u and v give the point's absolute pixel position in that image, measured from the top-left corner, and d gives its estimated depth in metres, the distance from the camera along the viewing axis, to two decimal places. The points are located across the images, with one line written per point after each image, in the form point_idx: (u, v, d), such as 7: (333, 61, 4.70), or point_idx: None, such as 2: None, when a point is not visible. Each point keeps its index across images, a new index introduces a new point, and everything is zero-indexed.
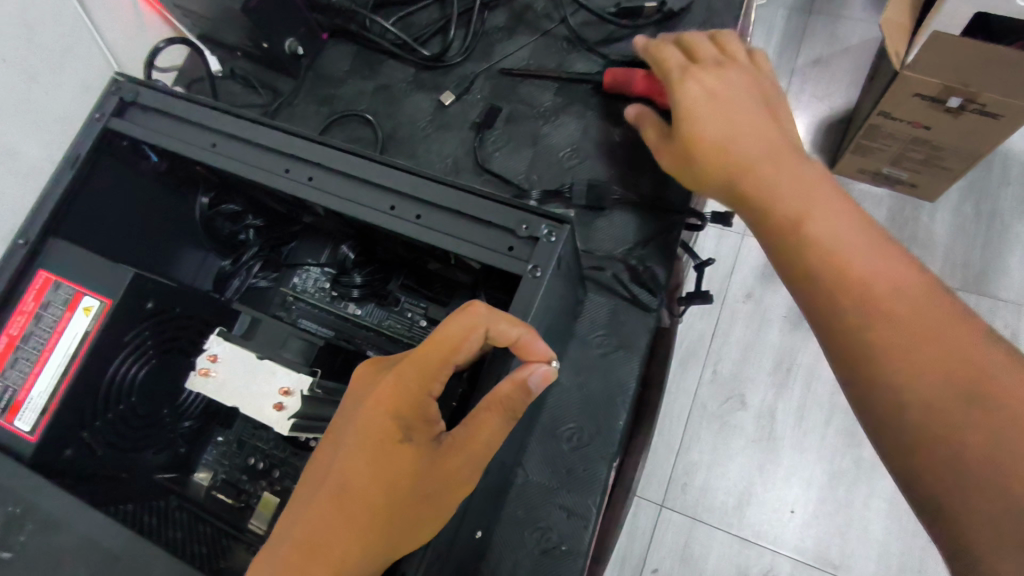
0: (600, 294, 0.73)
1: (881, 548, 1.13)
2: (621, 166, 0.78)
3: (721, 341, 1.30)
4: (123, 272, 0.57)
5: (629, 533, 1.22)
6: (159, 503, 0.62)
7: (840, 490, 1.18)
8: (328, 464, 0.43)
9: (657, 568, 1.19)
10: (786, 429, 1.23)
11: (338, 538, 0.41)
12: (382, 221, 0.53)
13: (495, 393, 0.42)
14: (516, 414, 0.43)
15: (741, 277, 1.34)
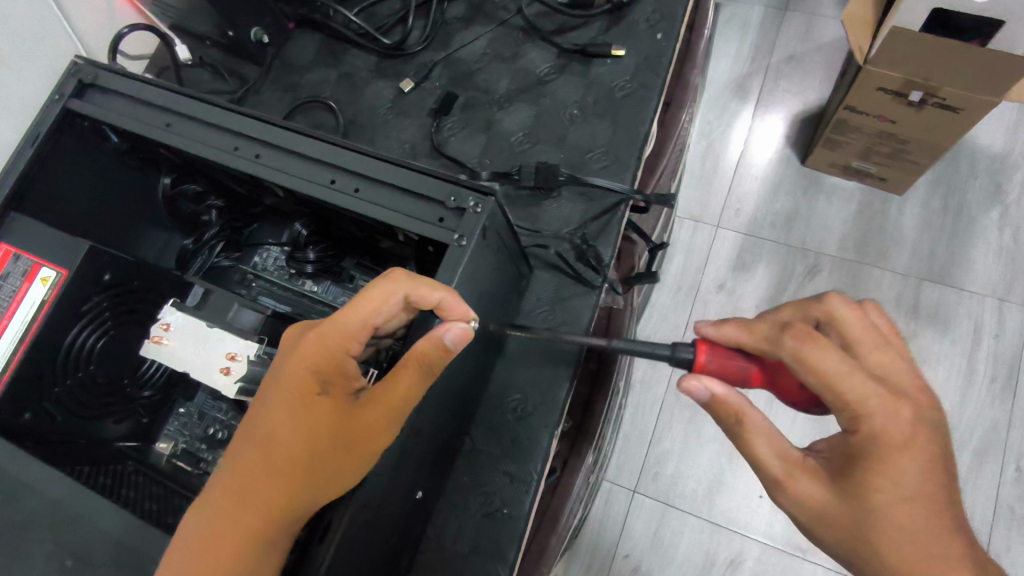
0: (546, 271, 0.76)
1: None
2: (571, 151, 0.81)
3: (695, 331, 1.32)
4: (79, 245, 0.60)
5: (601, 518, 1.25)
6: (117, 466, 0.65)
7: None
8: (256, 420, 0.47)
9: (629, 552, 1.23)
10: None
11: (260, 487, 0.45)
12: (324, 194, 0.56)
13: (411, 350, 0.45)
14: (436, 371, 0.46)
15: (714, 269, 1.36)
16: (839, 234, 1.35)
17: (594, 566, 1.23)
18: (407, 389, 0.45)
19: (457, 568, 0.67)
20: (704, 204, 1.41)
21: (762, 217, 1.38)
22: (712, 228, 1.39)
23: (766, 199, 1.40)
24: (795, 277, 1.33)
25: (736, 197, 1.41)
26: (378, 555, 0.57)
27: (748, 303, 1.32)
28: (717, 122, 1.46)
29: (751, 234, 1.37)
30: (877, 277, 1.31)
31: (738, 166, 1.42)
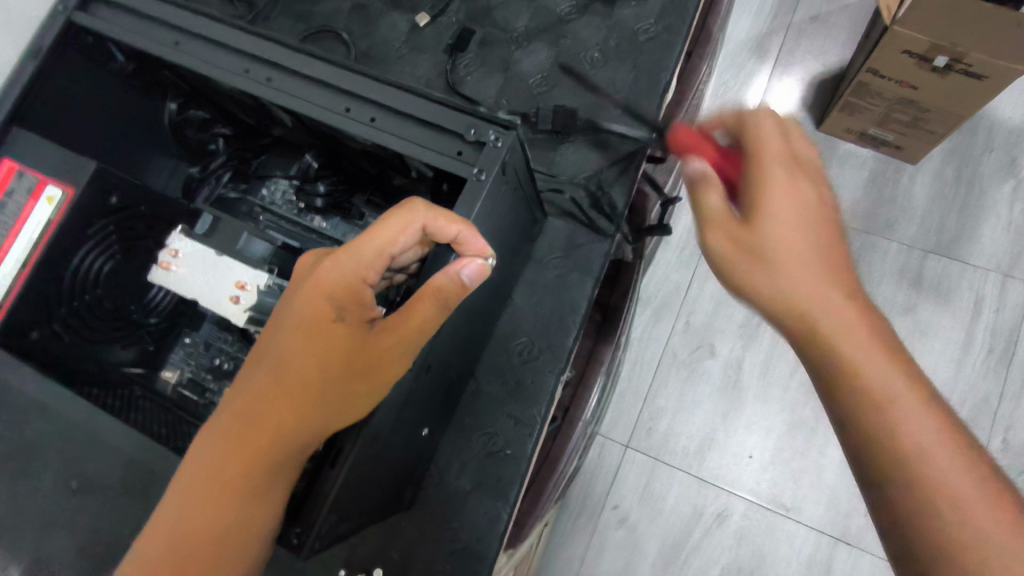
0: (558, 218, 0.76)
1: (831, 492, 1.21)
2: (588, 96, 0.79)
3: (695, 293, 1.33)
4: (85, 165, 0.59)
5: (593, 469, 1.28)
6: (124, 392, 0.65)
7: (798, 439, 1.24)
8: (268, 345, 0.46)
9: (618, 504, 1.26)
10: (751, 379, 1.28)
11: (272, 411, 0.45)
12: (338, 122, 0.55)
13: (430, 284, 0.45)
14: (450, 305, 0.46)
15: None
16: (849, 201, 1.33)
17: (584, 515, 1.26)
18: (423, 322, 0.45)
19: (459, 504, 0.68)
20: None
21: None
22: None
23: None
24: None
25: None
26: (384, 487, 0.58)
27: None
28: (734, 80, 1.42)
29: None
30: (884, 247, 1.30)
31: None
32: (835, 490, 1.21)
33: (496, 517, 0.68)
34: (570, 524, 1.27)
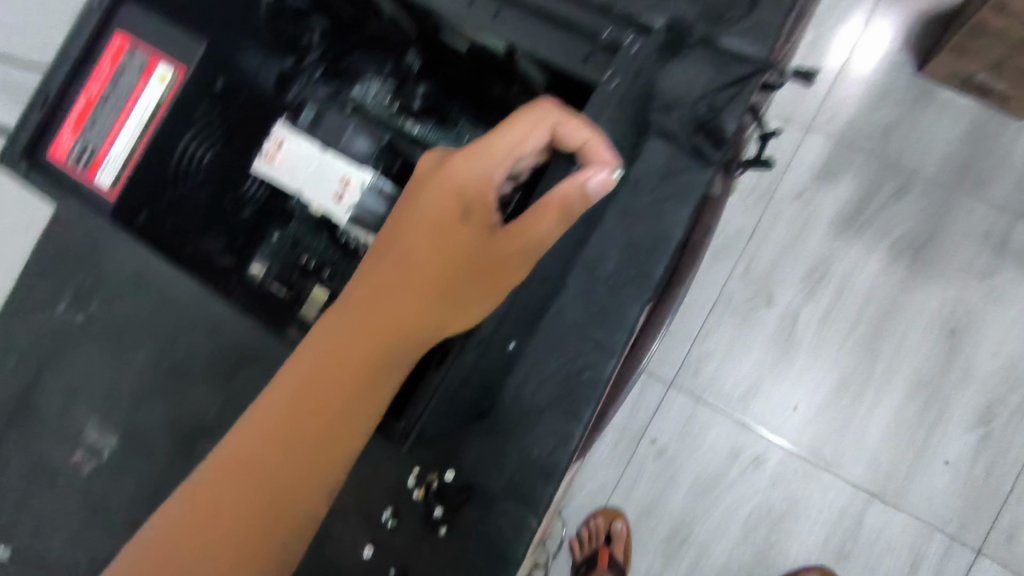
0: (657, 142, 0.71)
1: (875, 452, 1.22)
2: (707, 7, 0.71)
3: (760, 240, 1.31)
4: (192, 45, 0.57)
5: (633, 405, 1.30)
6: (219, 280, 0.70)
7: (846, 397, 1.25)
8: (325, 329, 0.45)
9: (656, 437, 1.28)
10: (806, 333, 1.28)
11: (350, 354, 0.44)
12: (471, 20, 0.57)
13: (557, 193, 0.44)
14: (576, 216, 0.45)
15: (795, 175, 1.31)
16: (940, 154, 1.28)
17: (618, 448, 1.29)
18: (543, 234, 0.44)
19: (532, 420, 0.69)
20: (798, 103, 1.32)
21: (859, 127, 1.30)
22: (800, 133, 1.32)
23: (866, 109, 1.31)
24: (880, 195, 1.29)
25: (831, 105, 1.31)
26: (472, 394, 0.58)
27: (826, 215, 1.30)
28: (828, 16, 1.33)
29: (841, 145, 1.31)
30: (969, 207, 1.27)
31: (840, 72, 1.31)
32: (879, 449, 1.22)
33: (569, 438, 0.68)
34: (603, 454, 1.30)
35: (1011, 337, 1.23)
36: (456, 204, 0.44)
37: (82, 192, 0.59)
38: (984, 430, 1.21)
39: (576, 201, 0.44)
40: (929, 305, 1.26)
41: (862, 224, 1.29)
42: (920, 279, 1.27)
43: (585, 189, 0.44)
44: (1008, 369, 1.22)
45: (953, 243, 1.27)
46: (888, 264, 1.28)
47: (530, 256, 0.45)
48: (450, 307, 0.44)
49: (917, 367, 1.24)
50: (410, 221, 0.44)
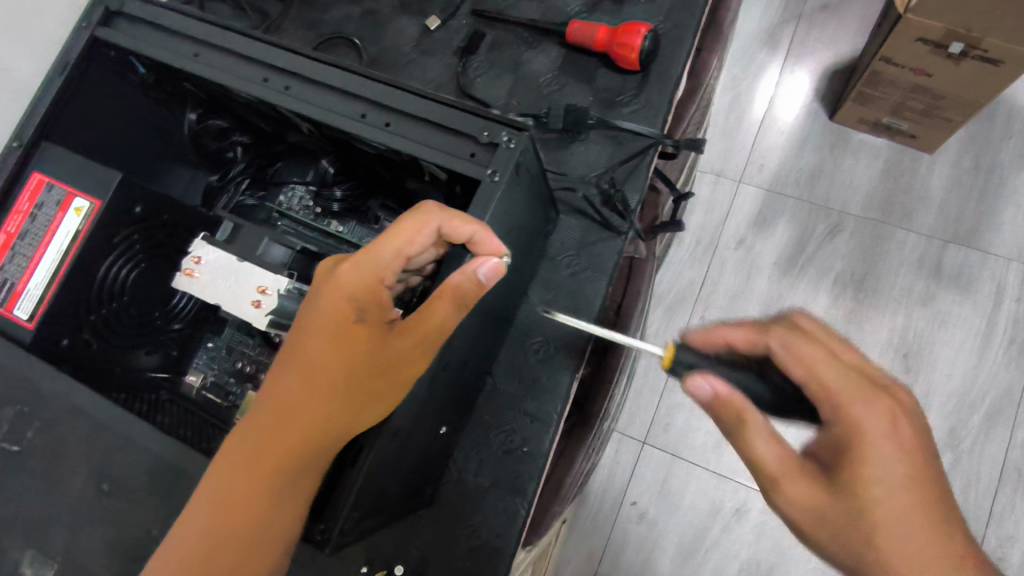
0: (571, 216, 0.76)
1: None
2: (600, 92, 0.79)
3: (710, 288, 1.30)
4: (110, 175, 0.60)
5: (610, 468, 1.29)
6: (150, 395, 0.68)
7: None
8: (240, 441, 0.46)
9: (637, 500, 1.27)
10: None
11: (266, 458, 0.45)
12: (353, 126, 0.56)
13: (448, 283, 0.45)
14: (468, 303, 0.46)
15: (734, 224, 1.34)
16: (864, 191, 1.32)
17: (602, 514, 1.28)
18: (441, 322, 0.46)
19: (477, 502, 0.70)
20: (726, 157, 1.37)
21: (785, 173, 1.35)
22: (733, 183, 1.36)
23: (791, 155, 1.35)
24: (815, 235, 1.31)
25: (759, 153, 1.36)
26: (403, 481, 0.57)
27: (767, 261, 1.30)
28: (744, 74, 1.40)
29: (773, 191, 1.34)
30: (900, 238, 1.29)
31: (762, 121, 1.38)
32: None
33: (514, 515, 0.69)
34: (586, 522, 1.28)
35: (962, 360, 1.22)
36: (353, 308, 0.46)
37: (2, 328, 0.60)
38: (953, 453, 1.17)
39: (468, 290, 0.46)
40: (879, 334, 1.24)
41: (801, 266, 1.29)
42: (867, 309, 1.26)
43: (475, 277, 0.46)
44: (962, 393, 1.20)
45: (890, 273, 1.27)
46: (835, 298, 1.27)
47: (430, 347, 0.46)
48: (363, 405, 0.46)
49: None
50: (310, 330, 0.46)
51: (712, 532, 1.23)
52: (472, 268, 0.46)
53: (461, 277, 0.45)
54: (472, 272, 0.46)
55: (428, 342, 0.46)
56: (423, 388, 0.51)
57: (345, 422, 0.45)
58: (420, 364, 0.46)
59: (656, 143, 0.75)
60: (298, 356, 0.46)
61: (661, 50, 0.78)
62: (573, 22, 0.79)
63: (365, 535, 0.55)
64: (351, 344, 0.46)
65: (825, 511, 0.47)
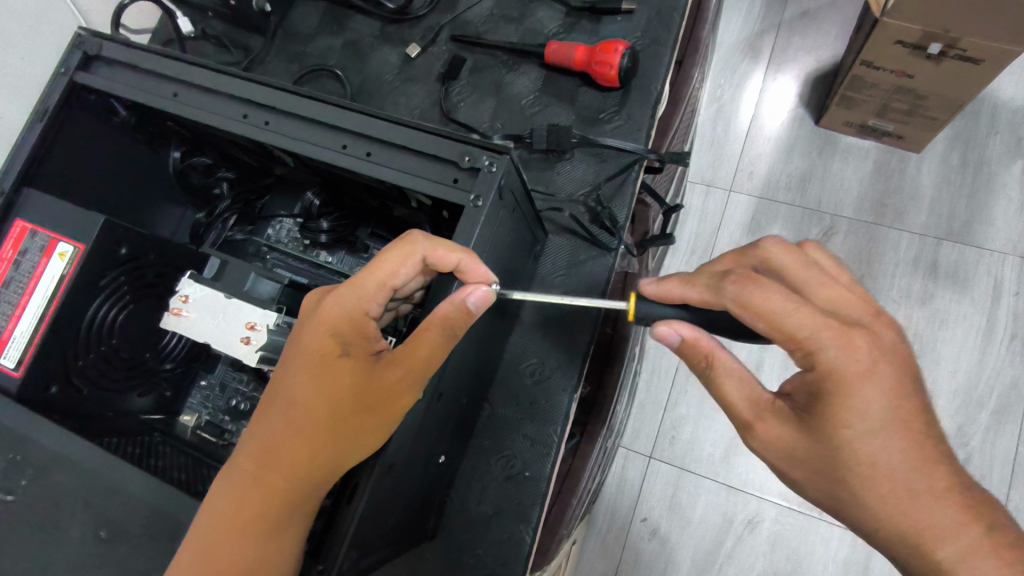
0: (560, 235, 0.76)
1: None
2: (582, 110, 0.80)
3: None
4: (93, 217, 0.60)
5: (618, 485, 1.27)
6: (144, 438, 0.66)
7: None
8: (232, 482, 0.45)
9: (647, 516, 1.25)
10: None
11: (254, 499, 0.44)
12: (334, 158, 0.55)
13: (436, 313, 0.45)
14: (458, 333, 0.46)
15: (728, 233, 1.33)
16: (854, 193, 1.32)
17: (612, 532, 1.26)
18: (431, 352, 0.45)
19: (479, 530, 0.68)
20: (716, 168, 1.38)
21: (775, 178, 1.35)
22: (724, 192, 1.36)
23: (779, 160, 1.36)
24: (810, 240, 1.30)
25: (748, 160, 1.37)
26: (402, 510, 0.56)
27: None
28: (727, 85, 1.41)
29: (765, 198, 1.34)
30: (894, 238, 1.28)
31: (749, 130, 1.39)
32: None
33: (520, 541, 0.67)
34: (597, 542, 1.26)
35: (965, 357, 1.21)
36: (339, 341, 0.45)
37: None
38: (964, 453, 1.16)
39: (456, 320, 0.45)
40: None
41: None
42: None
43: (464, 307, 0.45)
44: (968, 388, 1.19)
45: (887, 274, 1.27)
46: None
47: (419, 379, 0.46)
48: (355, 440, 0.45)
49: None
50: (295, 363, 0.45)
51: (726, 545, 1.21)
52: (458, 295, 0.45)
53: (448, 305, 0.45)
54: (460, 300, 0.45)
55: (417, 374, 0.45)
56: (420, 415, 0.51)
57: (339, 459, 0.45)
58: (410, 398, 0.45)
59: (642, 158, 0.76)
60: (288, 392, 0.45)
61: (640, 66, 0.79)
62: (551, 42, 0.80)
63: (368, 570, 0.54)
64: (338, 379, 0.45)
65: (800, 453, 0.46)
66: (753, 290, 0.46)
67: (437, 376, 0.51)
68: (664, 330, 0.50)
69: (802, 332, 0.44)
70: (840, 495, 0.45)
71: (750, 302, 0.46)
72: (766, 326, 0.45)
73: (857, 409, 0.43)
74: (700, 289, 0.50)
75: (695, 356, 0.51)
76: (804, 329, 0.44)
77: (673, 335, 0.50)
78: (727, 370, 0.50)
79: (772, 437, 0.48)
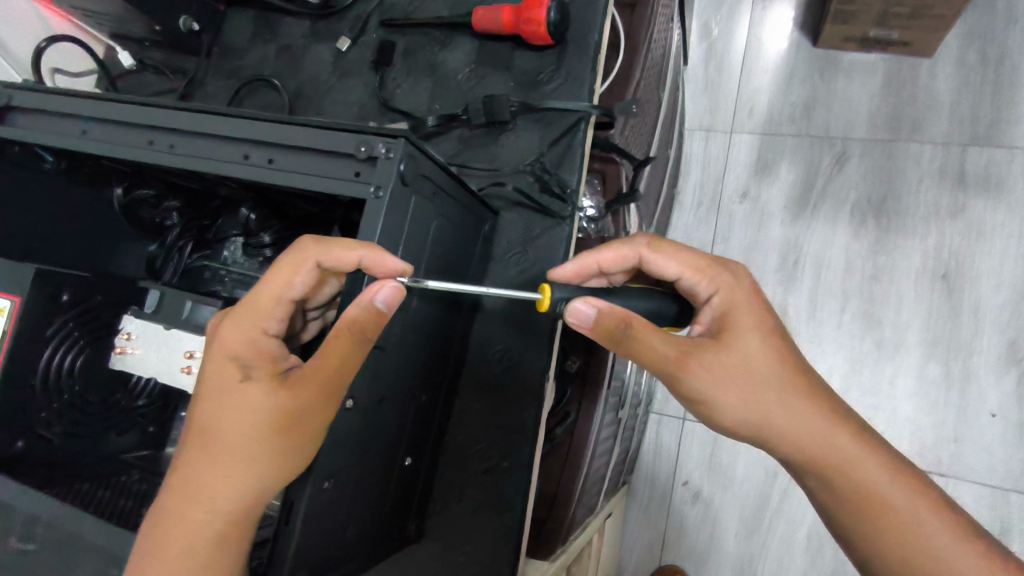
0: (511, 211, 0.72)
1: (913, 424, 1.08)
2: (520, 75, 0.75)
3: (723, 246, 1.22)
4: (24, 269, 0.59)
5: (655, 450, 1.24)
6: (120, 478, 0.67)
7: (864, 376, 1.11)
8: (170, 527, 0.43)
9: (688, 479, 1.21)
10: (801, 323, 1.16)
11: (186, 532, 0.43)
12: (238, 171, 0.53)
13: (343, 321, 0.43)
14: (370, 337, 0.43)
15: (734, 176, 1.25)
16: (866, 112, 1.21)
17: (655, 500, 1.23)
18: (342, 362, 0.43)
19: (467, 526, 0.67)
20: (714, 109, 1.29)
21: (778, 111, 1.25)
22: (725, 134, 1.27)
23: (779, 91, 1.26)
24: (823, 169, 1.21)
25: (747, 95, 1.28)
26: (367, 521, 0.55)
27: (777, 208, 1.21)
28: (714, 19, 1.33)
29: (768, 133, 1.25)
30: (915, 151, 1.18)
31: (744, 62, 1.29)
32: (916, 421, 1.08)
33: (507, 533, 0.66)
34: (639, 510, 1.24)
35: (1008, 268, 1.11)
36: (242, 364, 0.44)
37: None
38: (1020, 371, 1.07)
39: (366, 323, 0.43)
40: (913, 260, 1.14)
41: (816, 202, 1.20)
42: (893, 236, 1.16)
43: (372, 307, 0.42)
44: (1015, 300, 1.10)
45: (911, 192, 1.17)
46: (855, 231, 1.17)
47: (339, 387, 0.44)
48: (278, 464, 0.43)
49: (924, 323, 1.11)
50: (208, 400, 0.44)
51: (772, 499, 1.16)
52: (364, 296, 0.42)
53: (355, 309, 0.43)
54: (367, 299, 0.42)
55: (334, 386, 0.43)
56: (361, 424, 0.50)
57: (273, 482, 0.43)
58: (331, 409, 0.43)
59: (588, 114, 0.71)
60: (207, 424, 0.44)
61: (574, 18, 0.74)
62: (478, 9, 0.75)
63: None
64: (252, 402, 0.43)
65: (724, 371, 0.49)
66: (662, 243, 0.57)
67: (371, 382, 0.50)
68: (579, 304, 0.50)
69: (702, 265, 0.55)
70: (764, 409, 0.49)
71: (663, 251, 0.56)
72: (657, 348, 0.49)
73: (762, 322, 0.52)
74: (615, 249, 0.57)
75: (615, 321, 0.50)
76: (703, 263, 0.55)
77: (588, 308, 0.50)
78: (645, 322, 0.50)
79: (699, 365, 0.49)
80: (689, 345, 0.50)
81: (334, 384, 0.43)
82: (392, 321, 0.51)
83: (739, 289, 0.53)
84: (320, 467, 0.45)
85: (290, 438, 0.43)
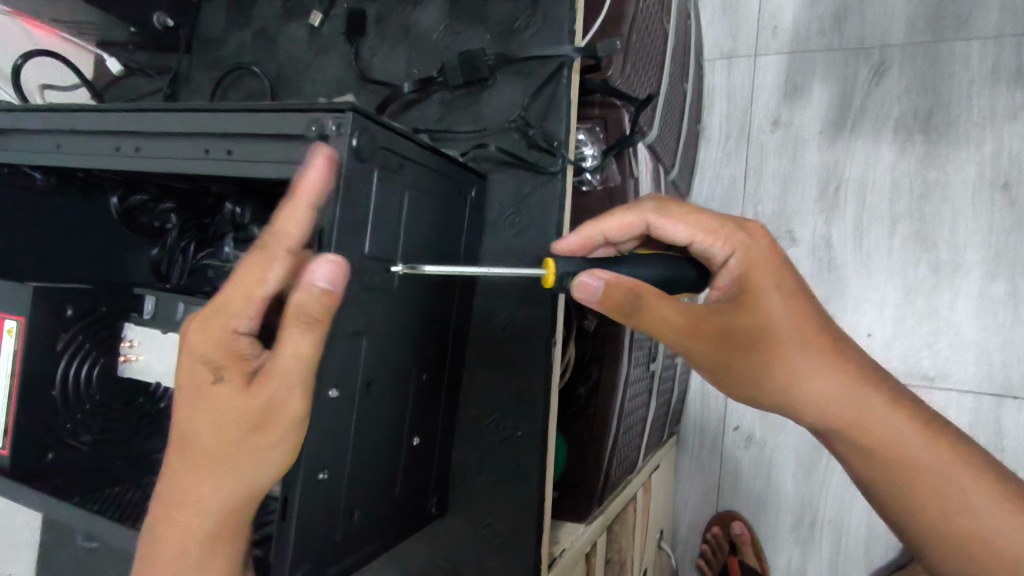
0: (498, 172, 0.68)
1: (977, 348, 1.01)
2: (496, 25, 0.70)
3: (757, 178, 1.16)
4: (23, 288, 0.60)
5: (702, 399, 1.27)
6: (149, 479, 0.70)
7: (919, 303, 1.04)
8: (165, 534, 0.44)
9: (739, 424, 1.23)
10: (846, 253, 1.09)
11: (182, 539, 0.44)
12: (200, 166, 0.51)
13: (291, 308, 0.41)
14: (322, 319, 0.41)
15: (763, 103, 1.17)
16: (904, 15, 1.09)
17: (705, 443, 1.27)
18: (297, 351, 0.41)
19: (486, 499, 0.66)
20: (735, 33, 1.19)
21: (806, 26, 1.15)
22: (750, 59, 1.18)
23: (806, 4, 1.15)
24: (860, 82, 1.10)
25: (770, 12, 1.17)
26: (377, 503, 0.55)
27: (812, 132, 1.13)
28: None
29: (797, 51, 1.15)
30: (963, 52, 1.05)
31: None
32: (981, 345, 1.01)
33: (528, 504, 0.65)
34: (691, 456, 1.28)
35: None
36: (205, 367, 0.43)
37: None
38: None
39: (314, 305, 0.40)
40: (968, 173, 1.04)
41: (854, 121, 1.10)
42: (944, 149, 1.05)
43: (317, 289, 0.40)
44: None
45: (961, 98, 1.05)
46: (901, 148, 1.07)
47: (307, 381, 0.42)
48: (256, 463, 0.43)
49: (985, 240, 1.02)
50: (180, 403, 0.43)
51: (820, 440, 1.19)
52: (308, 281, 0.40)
53: (300, 296, 0.40)
54: (311, 283, 0.40)
55: (294, 376, 0.42)
56: (352, 413, 0.50)
57: (257, 480, 0.43)
58: (297, 400, 0.42)
59: (568, 56, 0.66)
60: (180, 433, 0.43)
61: None
62: None
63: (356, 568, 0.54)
64: (216, 406, 0.42)
65: (742, 334, 0.50)
66: (669, 208, 0.57)
67: (355, 371, 0.49)
68: (586, 278, 0.45)
69: (713, 228, 0.55)
70: (784, 367, 0.49)
71: (670, 216, 0.56)
72: (674, 315, 0.48)
73: (778, 281, 0.52)
74: (621, 217, 0.56)
75: (623, 293, 0.46)
76: (713, 226, 0.55)
77: (595, 280, 0.46)
78: (656, 292, 0.47)
79: (717, 329, 0.49)
80: (705, 310, 0.49)
81: (294, 374, 0.42)
82: (372, 308, 0.50)
83: (754, 251, 0.53)
84: (307, 461, 0.45)
85: (261, 434, 0.42)
